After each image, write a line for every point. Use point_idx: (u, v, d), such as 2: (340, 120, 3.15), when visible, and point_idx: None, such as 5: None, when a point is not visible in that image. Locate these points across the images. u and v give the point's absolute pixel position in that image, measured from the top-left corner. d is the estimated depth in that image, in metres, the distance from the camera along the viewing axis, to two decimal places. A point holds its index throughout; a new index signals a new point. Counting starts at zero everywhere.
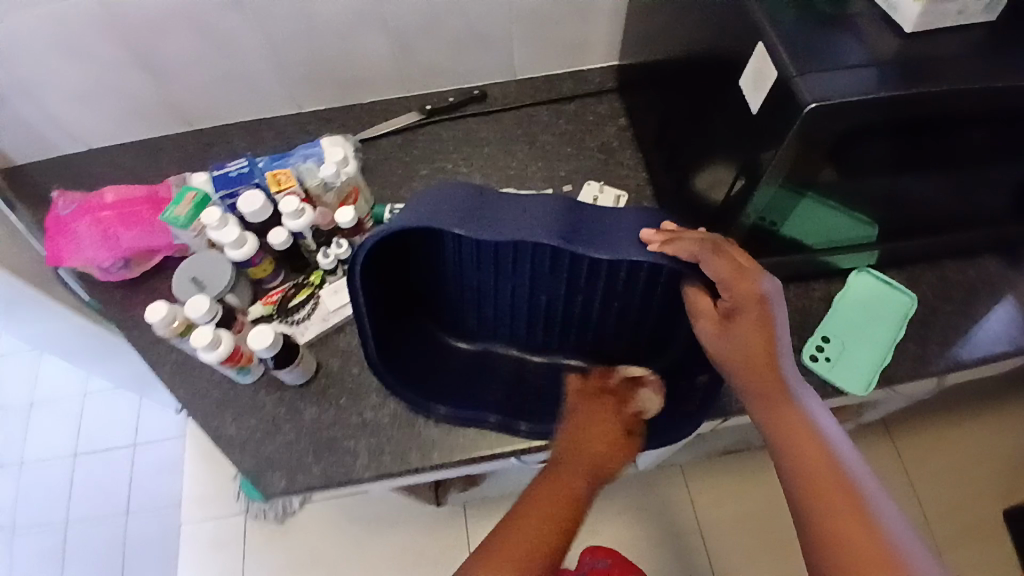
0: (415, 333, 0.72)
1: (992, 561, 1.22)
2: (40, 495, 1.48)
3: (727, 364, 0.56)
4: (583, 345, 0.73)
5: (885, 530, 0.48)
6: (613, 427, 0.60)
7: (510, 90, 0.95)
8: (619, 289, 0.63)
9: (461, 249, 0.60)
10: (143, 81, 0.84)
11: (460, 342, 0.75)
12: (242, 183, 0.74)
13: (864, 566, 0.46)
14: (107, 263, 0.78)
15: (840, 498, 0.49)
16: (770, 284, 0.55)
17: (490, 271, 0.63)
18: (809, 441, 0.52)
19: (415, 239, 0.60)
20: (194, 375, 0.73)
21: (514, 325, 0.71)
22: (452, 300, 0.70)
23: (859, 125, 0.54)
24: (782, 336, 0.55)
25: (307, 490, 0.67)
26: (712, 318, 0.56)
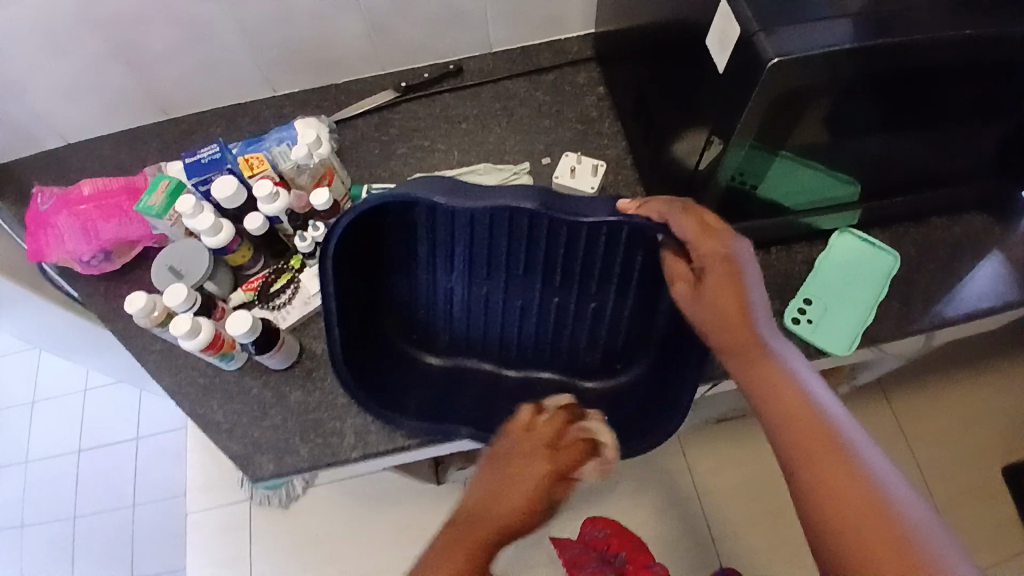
0: (385, 349, 0.73)
1: (987, 515, 1.23)
2: (49, 489, 1.50)
3: (703, 327, 0.57)
4: (556, 357, 0.76)
5: (867, 472, 0.48)
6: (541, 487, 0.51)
7: (485, 63, 0.93)
8: (593, 277, 0.68)
9: (435, 245, 0.66)
10: (115, 73, 0.83)
11: (431, 359, 0.76)
12: (213, 169, 0.72)
13: (848, 512, 0.46)
14: (88, 256, 0.77)
15: (822, 446, 0.49)
16: (739, 243, 0.56)
17: (462, 272, 0.68)
18: (787, 392, 0.52)
19: (388, 233, 0.65)
20: (180, 364, 0.74)
21: (487, 331, 0.74)
22: (426, 312, 0.73)
23: (826, 80, 0.53)
24: (754, 291, 0.56)
25: (296, 471, 0.68)
26: (686, 280, 0.58)
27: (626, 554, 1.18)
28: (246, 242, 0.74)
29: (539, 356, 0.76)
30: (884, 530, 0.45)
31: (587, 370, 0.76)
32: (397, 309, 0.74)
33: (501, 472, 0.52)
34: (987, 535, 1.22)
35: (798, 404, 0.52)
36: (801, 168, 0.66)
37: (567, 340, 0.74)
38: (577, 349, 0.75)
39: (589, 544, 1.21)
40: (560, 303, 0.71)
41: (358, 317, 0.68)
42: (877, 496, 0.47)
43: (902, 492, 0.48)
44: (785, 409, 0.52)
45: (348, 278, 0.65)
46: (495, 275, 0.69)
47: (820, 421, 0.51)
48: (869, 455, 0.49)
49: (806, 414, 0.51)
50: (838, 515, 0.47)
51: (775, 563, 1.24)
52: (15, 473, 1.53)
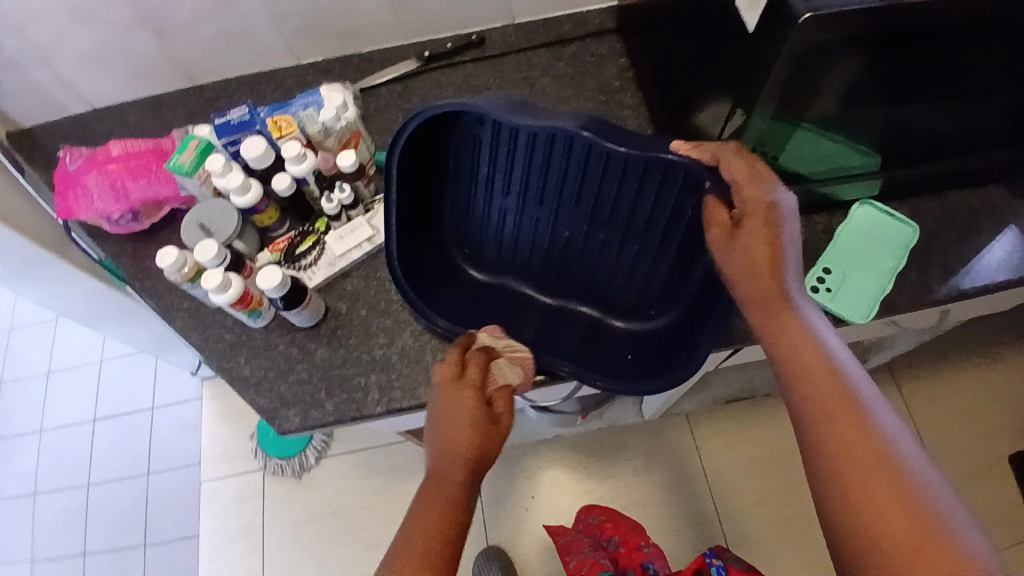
0: (434, 259, 0.76)
1: (996, 499, 1.24)
2: (64, 458, 1.53)
3: (732, 274, 0.57)
4: (592, 293, 0.77)
5: (884, 433, 0.47)
6: (482, 415, 0.55)
7: (508, 34, 0.94)
8: (641, 219, 0.68)
9: (495, 162, 0.68)
10: (142, 39, 0.84)
11: (475, 272, 0.79)
12: (243, 131, 0.73)
13: (863, 469, 0.46)
14: (117, 215, 0.79)
15: (841, 403, 0.49)
16: (782, 194, 0.56)
17: (518, 192, 0.70)
18: (810, 350, 0.52)
19: (456, 140, 0.68)
20: (208, 321, 0.75)
21: (532, 256, 0.76)
22: (477, 227, 0.76)
23: (853, 41, 0.53)
24: (788, 246, 0.56)
25: (321, 426, 0.69)
26: (722, 225, 0.58)
27: (619, 538, 1.12)
28: (273, 204, 0.75)
29: (577, 287, 0.78)
30: (894, 490, 0.45)
31: (619, 310, 0.77)
32: (451, 217, 0.76)
33: (447, 417, 0.55)
34: (997, 518, 1.23)
35: (819, 362, 0.51)
36: (823, 139, 0.67)
37: (606, 276, 0.75)
38: (613, 287, 0.76)
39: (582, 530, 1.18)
40: (605, 239, 0.72)
41: (412, 223, 0.71)
42: (891, 457, 0.46)
43: (916, 458, 0.47)
44: (805, 365, 0.51)
45: (410, 182, 0.68)
46: (549, 201, 0.70)
47: (841, 380, 0.50)
48: (888, 419, 0.49)
49: (829, 374, 0.51)
50: (854, 475, 0.46)
51: (783, 543, 1.24)
52: (30, 443, 1.55)
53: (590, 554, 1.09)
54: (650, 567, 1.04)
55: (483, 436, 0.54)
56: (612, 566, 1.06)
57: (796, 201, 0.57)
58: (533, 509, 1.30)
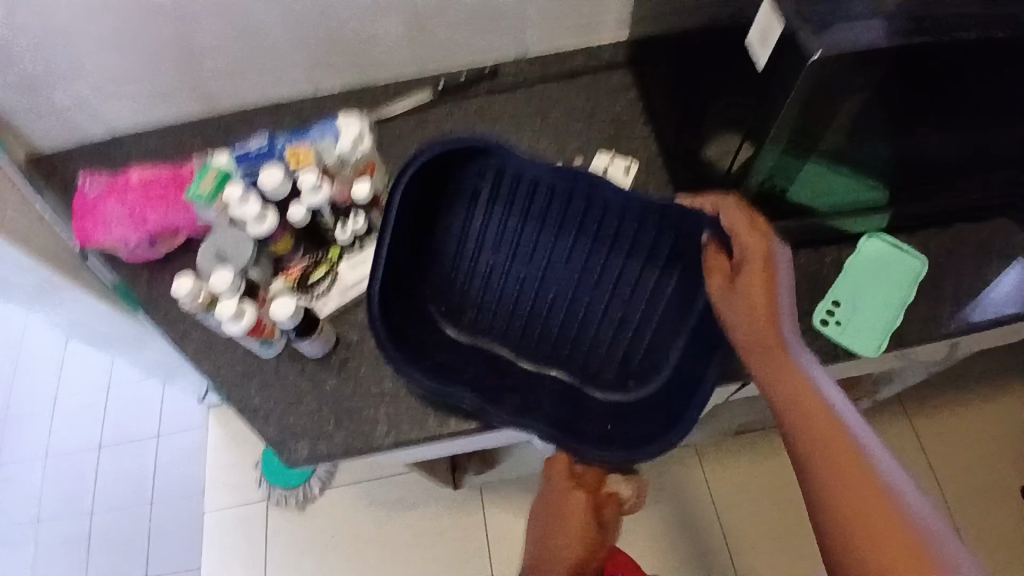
0: (414, 313, 0.74)
1: (1013, 536, 1.21)
2: (69, 482, 1.52)
3: (731, 320, 0.59)
4: (573, 356, 0.76)
5: (887, 476, 0.48)
6: (586, 519, 0.74)
7: (520, 67, 0.95)
8: (620, 278, 0.74)
9: (492, 213, 0.74)
10: (164, 70, 0.86)
11: (451, 331, 0.77)
12: (262, 160, 0.76)
13: (873, 517, 0.45)
14: (134, 242, 0.79)
15: (844, 446, 0.49)
16: (779, 248, 0.60)
17: (511, 240, 0.75)
18: (811, 396, 0.53)
19: (456, 189, 0.74)
20: (219, 349, 0.76)
21: (516, 314, 0.76)
22: (464, 277, 0.77)
23: (862, 79, 0.54)
24: (784, 294, 0.59)
25: (330, 458, 0.70)
26: (722, 274, 0.61)
27: None
28: (288, 232, 0.75)
29: (559, 353, 0.76)
30: (904, 534, 0.44)
31: (598, 381, 0.75)
32: (434, 276, 0.77)
33: (555, 506, 0.75)
34: (1013, 556, 1.20)
35: (819, 407, 0.52)
36: (832, 174, 0.67)
37: (589, 340, 0.76)
38: (593, 358, 0.76)
39: None
40: (591, 294, 0.75)
41: (400, 265, 0.72)
42: (897, 499, 0.46)
43: (919, 502, 0.47)
44: (807, 410, 0.52)
45: (408, 219, 0.71)
46: (540, 247, 0.74)
47: (842, 424, 0.51)
48: (887, 462, 0.49)
49: (830, 420, 0.51)
50: (866, 525, 0.45)
51: None
52: (36, 467, 1.55)
53: None
54: None
55: (585, 530, 0.74)
56: None
57: (789, 255, 0.62)
58: None
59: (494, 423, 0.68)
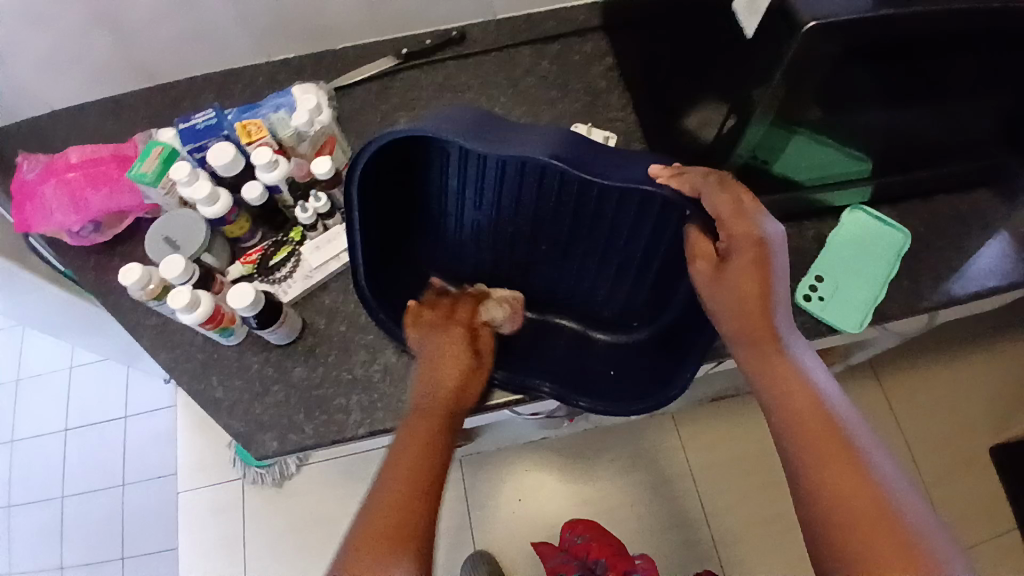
0: (403, 276, 0.72)
1: (975, 493, 1.26)
2: (35, 470, 1.47)
3: (719, 312, 0.55)
4: (574, 304, 0.74)
5: (877, 474, 0.48)
6: (466, 356, 0.63)
7: (490, 32, 0.90)
8: (622, 237, 0.64)
9: (465, 180, 0.61)
10: (105, 38, 0.79)
11: (453, 287, 0.75)
12: (209, 135, 0.69)
13: (861, 515, 0.46)
14: (76, 228, 0.74)
15: (834, 446, 0.49)
16: (771, 225, 0.54)
17: (490, 208, 0.63)
18: (798, 389, 0.52)
19: (420, 158, 0.60)
20: (176, 340, 0.71)
21: (511, 268, 0.71)
22: (448, 238, 0.70)
23: (855, 49, 0.51)
24: (779, 280, 0.54)
25: (300, 449, 0.66)
26: (708, 258, 0.55)
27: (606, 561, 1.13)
28: (243, 213, 0.71)
29: (559, 294, 0.74)
30: (895, 535, 0.45)
31: (601, 322, 0.74)
32: (424, 230, 0.71)
33: (431, 354, 0.63)
34: (975, 512, 1.25)
35: (809, 403, 0.51)
36: (817, 146, 0.65)
37: (589, 283, 0.71)
38: (595, 297, 0.72)
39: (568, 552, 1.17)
40: (586, 250, 0.67)
41: (381, 246, 0.66)
42: (887, 500, 0.47)
43: (908, 497, 0.48)
44: (797, 408, 0.51)
45: (377, 212, 0.63)
46: (523, 219, 0.64)
47: (832, 420, 0.51)
48: (876, 455, 0.50)
49: (817, 414, 0.51)
50: (853, 523, 0.46)
51: (767, 540, 1.25)
52: None
53: None
54: None
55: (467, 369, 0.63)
56: None
57: (785, 230, 0.55)
58: (519, 514, 1.28)
59: (498, 386, 0.68)
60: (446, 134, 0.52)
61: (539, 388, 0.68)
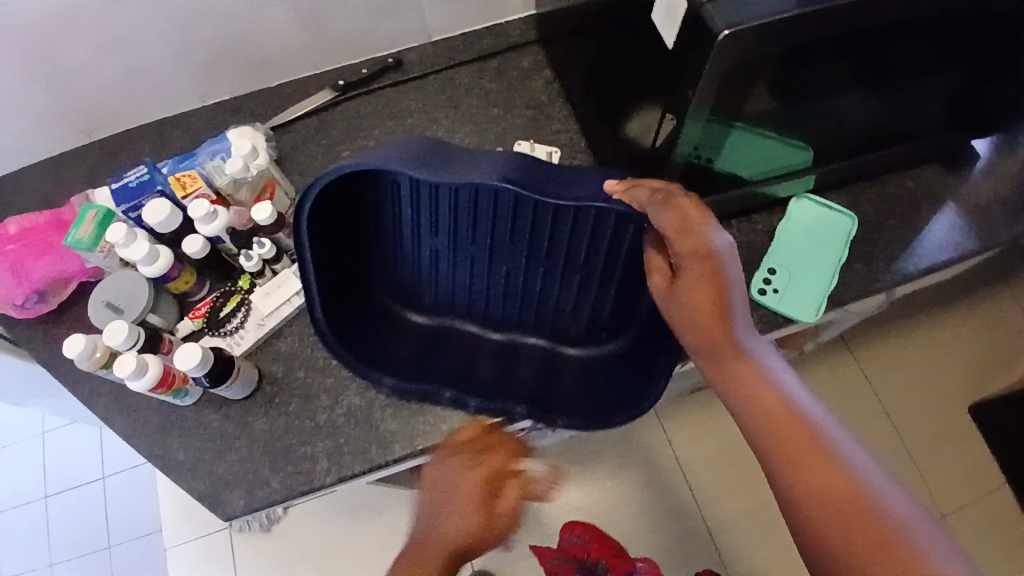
0: (368, 312, 0.70)
1: (962, 458, 1.27)
2: (16, 540, 1.43)
3: (678, 323, 0.54)
4: (543, 324, 0.71)
5: (845, 460, 0.47)
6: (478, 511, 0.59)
7: (426, 54, 0.89)
8: (580, 253, 0.62)
9: (420, 206, 0.59)
10: (29, 100, 0.76)
11: (415, 317, 0.72)
12: (144, 193, 0.68)
13: (838, 513, 0.44)
14: (19, 299, 0.72)
15: (799, 439, 0.48)
16: (719, 236, 0.51)
17: (447, 232, 0.61)
18: (766, 391, 0.51)
19: (372, 187, 0.58)
20: (132, 404, 0.69)
21: (473, 293, 0.69)
22: (409, 271, 0.68)
23: (777, 46, 0.51)
24: (734, 288, 0.52)
25: (269, 504, 0.65)
26: (664, 272, 0.55)
27: (606, 562, 1.20)
28: (187, 267, 0.69)
29: (527, 318, 0.71)
30: (867, 520, 0.44)
31: (570, 339, 0.71)
32: (379, 260, 0.68)
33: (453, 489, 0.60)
34: (963, 478, 1.26)
35: (779, 405, 0.50)
36: (757, 138, 0.64)
37: (551, 304, 0.68)
38: (560, 317, 0.70)
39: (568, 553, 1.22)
40: (547, 269, 0.64)
41: (336, 276, 0.64)
42: (857, 484, 0.45)
43: (878, 478, 0.46)
44: (767, 411, 0.50)
45: (328, 243, 0.61)
46: (481, 241, 0.62)
47: (796, 416, 0.49)
48: (843, 441, 0.48)
49: (788, 416, 0.49)
50: (832, 523, 0.45)
51: (761, 527, 1.25)
52: None
53: None
54: None
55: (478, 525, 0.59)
56: None
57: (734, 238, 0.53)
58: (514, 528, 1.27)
59: (472, 413, 0.66)
60: (390, 164, 0.51)
61: (510, 409, 0.65)
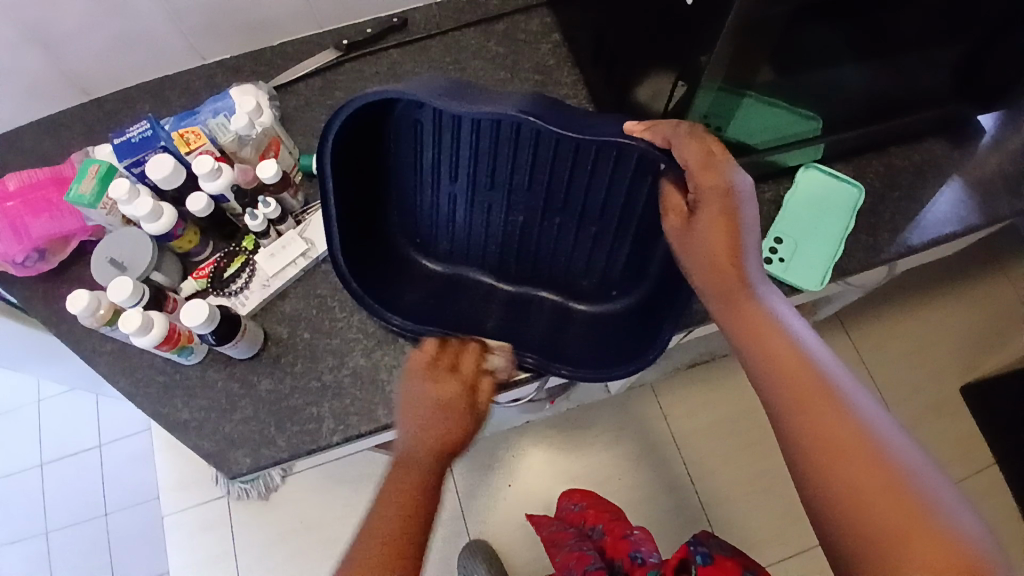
0: (385, 257, 0.70)
1: (953, 433, 1.29)
2: (12, 507, 1.43)
3: (692, 262, 0.55)
4: (556, 278, 0.72)
5: (850, 402, 0.47)
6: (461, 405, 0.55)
7: (431, 16, 0.87)
8: (597, 202, 0.62)
9: (443, 144, 0.60)
10: (23, 57, 0.74)
11: (429, 264, 0.73)
12: (146, 149, 0.66)
13: (837, 452, 0.45)
14: (20, 257, 0.70)
15: (807, 382, 0.48)
16: (739, 175, 0.52)
17: (467, 172, 0.62)
18: (774, 333, 0.51)
19: (397, 118, 0.59)
20: (134, 364, 0.69)
21: (488, 242, 0.69)
22: (428, 216, 0.68)
23: (797, 6, 0.50)
24: (749, 229, 0.53)
25: (274, 463, 0.65)
26: (681, 213, 0.55)
27: (603, 526, 1.10)
28: (191, 226, 0.68)
29: (541, 271, 0.71)
30: (869, 460, 0.44)
31: (582, 294, 0.72)
32: (400, 203, 0.68)
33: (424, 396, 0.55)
34: (952, 452, 1.28)
35: (787, 347, 0.50)
36: (769, 107, 0.63)
37: (566, 255, 0.69)
38: (574, 271, 0.70)
39: (566, 519, 1.16)
40: (563, 216, 0.65)
41: (356, 213, 0.64)
42: (862, 427, 0.46)
43: (882, 422, 0.47)
44: (774, 352, 0.50)
45: (349, 181, 0.61)
46: (500, 184, 0.62)
47: (805, 359, 0.49)
48: (851, 387, 0.48)
49: (796, 358, 0.50)
50: (830, 462, 0.45)
51: (754, 497, 1.27)
52: None
53: (574, 544, 1.07)
54: (638, 555, 1.00)
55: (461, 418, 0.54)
56: (599, 557, 1.03)
57: (752, 180, 0.54)
58: (511, 497, 1.29)
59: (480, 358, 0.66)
60: (421, 93, 0.53)
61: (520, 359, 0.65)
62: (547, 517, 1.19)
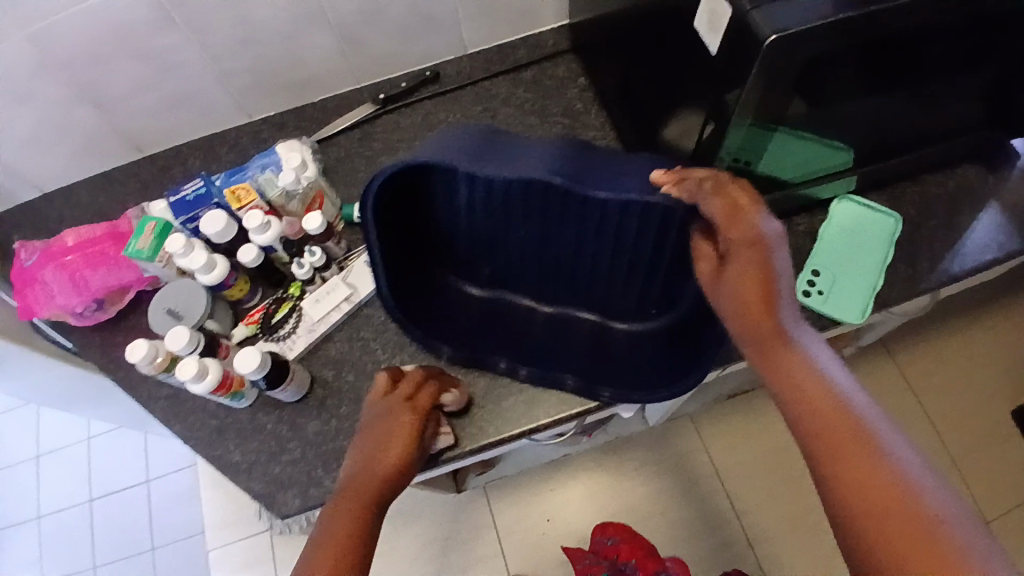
0: (430, 284, 0.73)
1: (1008, 462, 1.24)
2: (64, 544, 1.47)
3: (723, 309, 0.54)
4: (592, 298, 0.72)
5: (887, 450, 0.46)
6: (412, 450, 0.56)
7: (463, 66, 0.92)
8: (628, 239, 0.63)
9: (472, 192, 0.61)
10: (83, 116, 0.80)
11: (472, 290, 0.75)
12: (200, 205, 0.72)
13: (871, 501, 0.44)
14: (80, 308, 0.75)
15: (844, 429, 0.47)
16: (768, 224, 0.52)
17: (499, 215, 0.64)
18: (808, 377, 0.50)
19: (428, 183, 0.62)
20: (189, 409, 0.72)
21: (527, 271, 0.71)
22: (466, 247, 0.70)
23: (819, 51, 0.52)
24: (781, 278, 0.53)
25: (322, 504, 0.67)
26: (712, 260, 0.56)
27: (636, 562, 1.17)
28: (242, 275, 0.72)
29: (576, 292, 0.72)
30: (904, 507, 0.43)
31: (620, 312, 0.72)
32: (438, 241, 0.71)
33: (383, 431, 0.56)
34: (1009, 482, 1.23)
35: (820, 391, 0.49)
36: (796, 144, 0.65)
37: (601, 279, 0.70)
38: (611, 289, 0.70)
39: (598, 553, 1.19)
40: (596, 250, 0.65)
41: (401, 252, 0.67)
42: (899, 474, 0.44)
43: (922, 473, 0.45)
44: (808, 395, 0.49)
45: (391, 232, 0.64)
46: (533, 220, 0.63)
47: (841, 405, 0.48)
48: (887, 433, 0.47)
49: (830, 402, 0.49)
50: (863, 509, 0.44)
51: (800, 533, 1.23)
52: (27, 532, 1.49)
53: None
54: None
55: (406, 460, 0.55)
56: None
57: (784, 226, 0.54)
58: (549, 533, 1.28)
59: (523, 382, 0.69)
60: (450, 161, 0.57)
61: (560, 382, 0.68)
62: (579, 549, 1.22)
